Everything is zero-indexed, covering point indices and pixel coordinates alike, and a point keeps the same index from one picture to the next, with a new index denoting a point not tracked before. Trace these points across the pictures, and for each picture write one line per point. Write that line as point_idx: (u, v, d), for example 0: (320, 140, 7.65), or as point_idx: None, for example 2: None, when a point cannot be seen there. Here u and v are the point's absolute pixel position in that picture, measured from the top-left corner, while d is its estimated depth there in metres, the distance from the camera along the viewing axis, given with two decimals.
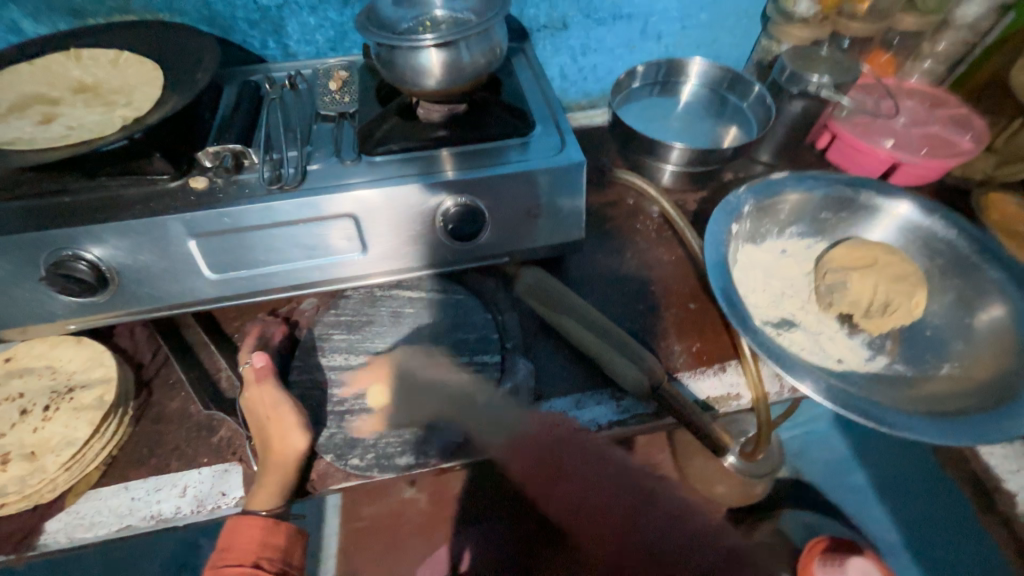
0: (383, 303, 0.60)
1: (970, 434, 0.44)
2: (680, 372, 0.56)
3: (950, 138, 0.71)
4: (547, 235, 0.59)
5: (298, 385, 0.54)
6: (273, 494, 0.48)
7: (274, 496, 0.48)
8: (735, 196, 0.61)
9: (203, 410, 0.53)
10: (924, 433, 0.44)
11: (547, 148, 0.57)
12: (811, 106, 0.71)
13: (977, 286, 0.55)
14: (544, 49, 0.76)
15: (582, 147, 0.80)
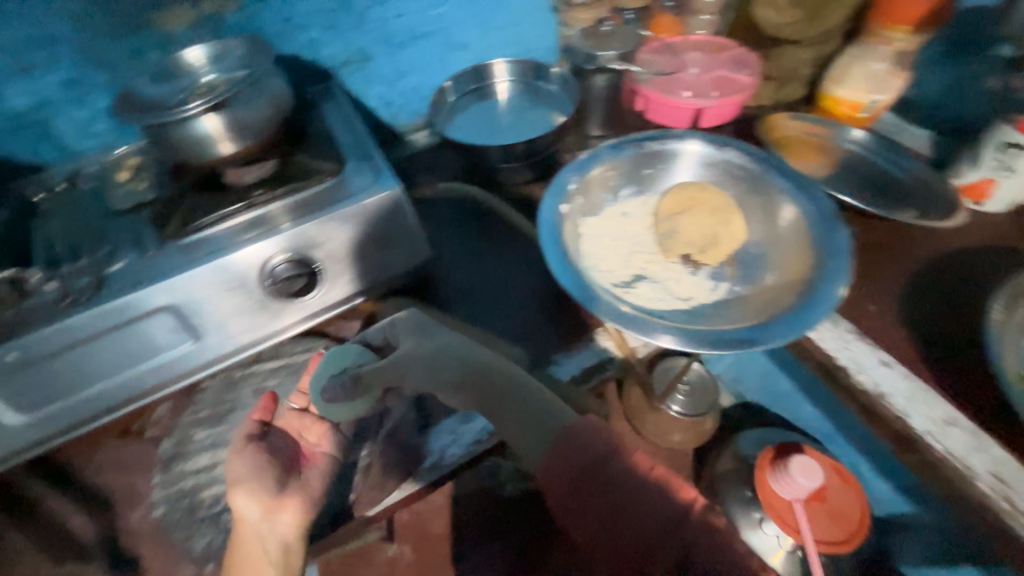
0: (244, 384, 0.57)
1: (788, 330, 0.49)
2: (555, 355, 0.57)
3: (733, 76, 0.80)
4: (392, 265, 0.59)
5: (167, 507, 0.50)
6: None
7: None
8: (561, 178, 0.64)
9: (55, 569, 0.47)
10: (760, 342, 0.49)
11: (363, 182, 0.57)
12: (611, 78, 0.77)
13: (774, 200, 0.62)
14: (355, 82, 0.76)
15: (425, 168, 0.81)
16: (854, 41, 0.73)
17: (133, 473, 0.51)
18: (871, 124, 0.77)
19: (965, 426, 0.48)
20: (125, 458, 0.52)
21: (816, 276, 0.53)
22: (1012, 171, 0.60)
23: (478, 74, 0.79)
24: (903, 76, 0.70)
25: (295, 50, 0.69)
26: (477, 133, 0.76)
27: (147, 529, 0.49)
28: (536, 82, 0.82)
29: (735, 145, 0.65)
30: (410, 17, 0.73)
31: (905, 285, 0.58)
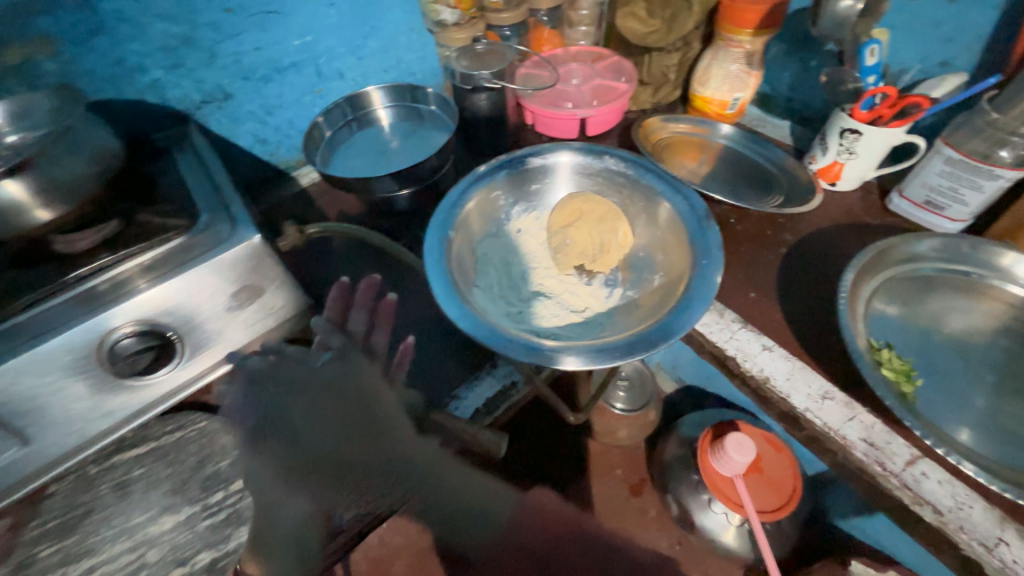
0: (100, 482, 0.48)
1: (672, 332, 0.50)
2: (456, 390, 0.61)
3: (612, 84, 0.83)
4: (266, 318, 0.54)
5: None
6: None
7: None
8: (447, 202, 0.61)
9: None
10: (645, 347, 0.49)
11: (218, 233, 0.51)
12: (493, 96, 0.77)
13: (653, 202, 0.64)
14: (219, 123, 0.70)
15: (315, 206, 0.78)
16: (711, 44, 0.78)
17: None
18: (739, 119, 0.82)
19: (839, 397, 0.51)
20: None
21: (692, 274, 0.54)
22: (855, 154, 0.64)
23: (352, 104, 0.76)
24: (756, 74, 0.75)
25: (137, 94, 0.62)
26: (361, 165, 0.73)
27: None
28: (416, 105, 0.79)
29: (612, 152, 0.66)
30: (269, 49, 0.68)
31: (777, 269, 0.63)
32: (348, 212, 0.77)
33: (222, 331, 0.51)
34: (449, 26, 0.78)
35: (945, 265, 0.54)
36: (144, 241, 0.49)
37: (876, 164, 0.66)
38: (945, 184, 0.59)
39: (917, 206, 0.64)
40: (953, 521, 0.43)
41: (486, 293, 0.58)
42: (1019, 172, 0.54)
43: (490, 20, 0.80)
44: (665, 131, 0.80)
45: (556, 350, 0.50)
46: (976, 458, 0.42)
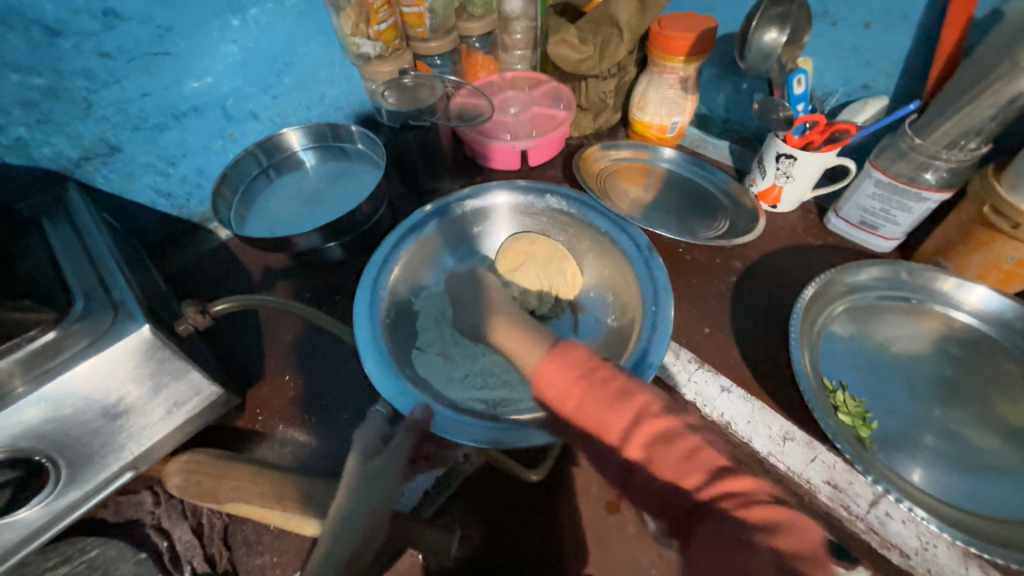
0: None
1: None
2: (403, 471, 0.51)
3: (551, 112, 0.80)
4: (171, 412, 0.46)
5: None
6: None
7: None
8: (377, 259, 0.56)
9: None
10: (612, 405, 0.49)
11: (95, 327, 0.42)
12: (427, 133, 0.72)
13: (599, 240, 0.61)
14: (109, 179, 0.61)
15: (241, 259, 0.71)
16: (645, 69, 0.77)
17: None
18: (679, 141, 0.81)
19: (799, 438, 0.50)
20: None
21: (642, 322, 0.52)
22: (791, 178, 0.64)
23: (267, 150, 0.68)
24: (692, 99, 0.75)
25: None
26: (282, 218, 0.66)
27: None
28: (341, 144, 0.73)
29: (553, 190, 0.63)
30: (162, 95, 0.60)
31: (727, 301, 0.61)
32: (274, 267, 0.70)
33: (115, 437, 0.43)
34: (371, 58, 0.72)
35: (888, 292, 0.55)
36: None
37: (811, 187, 0.66)
38: (878, 206, 0.60)
39: (854, 227, 0.64)
40: (920, 565, 0.42)
41: (428, 356, 0.54)
42: (945, 194, 0.55)
43: (417, 49, 0.75)
44: (608, 159, 0.78)
45: (502, 429, 0.45)
46: (934, 500, 0.42)
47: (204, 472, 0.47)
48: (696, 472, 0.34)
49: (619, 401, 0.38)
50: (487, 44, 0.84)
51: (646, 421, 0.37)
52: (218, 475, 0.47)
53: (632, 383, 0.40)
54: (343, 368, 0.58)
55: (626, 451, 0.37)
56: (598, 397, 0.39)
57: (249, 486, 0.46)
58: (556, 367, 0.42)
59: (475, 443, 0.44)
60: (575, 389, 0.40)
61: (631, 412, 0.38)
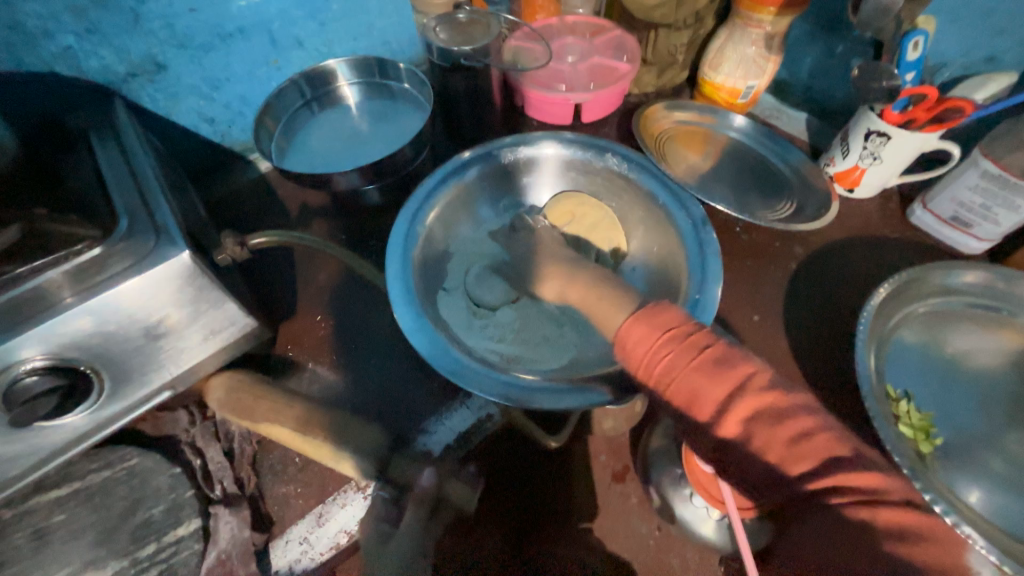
0: (12, 528, 0.43)
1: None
2: (426, 422, 0.51)
3: (611, 64, 0.73)
4: (204, 339, 0.47)
5: None
6: None
7: None
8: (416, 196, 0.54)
9: None
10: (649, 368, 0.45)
11: (134, 246, 0.41)
12: (476, 76, 0.67)
13: (654, 211, 0.56)
14: (154, 99, 0.60)
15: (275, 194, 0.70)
16: (727, 20, 0.68)
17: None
18: (750, 108, 0.74)
19: None
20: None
21: (684, 304, 0.48)
22: (879, 159, 0.57)
23: (311, 79, 0.65)
24: (775, 60, 0.66)
25: (45, 65, 0.52)
26: (321, 155, 0.64)
27: None
28: (387, 81, 0.69)
29: (613, 149, 0.58)
30: (208, 12, 0.57)
31: (782, 290, 0.57)
32: (311, 205, 0.69)
33: (154, 357, 0.44)
34: None
35: (978, 302, 0.49)
36: (44, 253, 0.39)
37: (900, 171, 0.59)
38: (977, 201, 0.53)
39: (941, 221, 0.57)
40: None
41: (454, 301, 0.53)
42: None
43: None
44: (670, 121, 0.72)
45: (525, 383, 0.44)
46: (991, 526, 0.38)
47: (250, 397, 0.48)
48: (805, 458, 0.29)
49: (718, 368, 0.33)
50: None
51: (747, 395, 0.31)
52: (259, 401, 0.47)
53: (733, 351, 0.34)
54: (373, 314, 0.58)
55: (722, 416, 0.32)
56: (694, 366, 0.33)
57: (278, 415, 0.46)
58: (644, 328, 0.36)
59: (498, 397, 0.43)
60: (661, 351, 0.35)
61: (733, 381, 0.32)
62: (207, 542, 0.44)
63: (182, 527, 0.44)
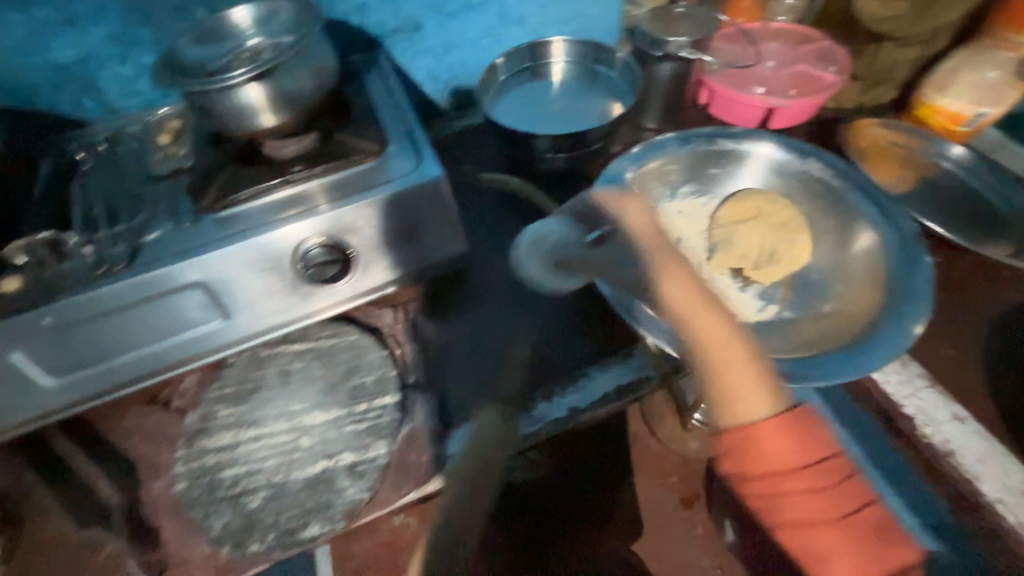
0: (268, 364, 0.55)
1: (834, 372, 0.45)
2: (587, 367, 0.54)
3: (816, 73, 0.72)
4: (426, 253, 0.56)
5: (184, 482, 0.48)
6: None
7: None
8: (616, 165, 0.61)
9: (83, 528, 0.47)
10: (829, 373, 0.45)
11: (402, 166, 0.53)
12: (679, 66, 0.70)
13: (851, 220, 0.56)
14: (403, 54, 0.72)
15: (466, 146, 0.77)
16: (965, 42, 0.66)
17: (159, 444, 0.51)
18: (971, 139, 0.68)
19: None
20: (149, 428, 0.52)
21: (879, 320, 0.48)
22: None
23: (533, 51, 0.74)
24: (1019, 87, 0.61)
25: (344, 14, 0.65)
26: (525, 117, 0.72)
27: (167, 500, 0.48)
28: (597, 66, 0.75)
29: (820, 157, 0.59)
30: None
31: (981, 333, 0.53)
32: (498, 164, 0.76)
33: (390, 258, 0.54)
34: None
35: None
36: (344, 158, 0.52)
37: None
38: None
39: None
40: None
41: None
42: None
43: None
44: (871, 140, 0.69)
45: None
46: None
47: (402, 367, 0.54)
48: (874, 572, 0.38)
49: (836, 490, 0.39)
50: None
51: (867, 516, 0.39)
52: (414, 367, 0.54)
53: (847, 472, 0.40)
54: (547, 265, 0.62)
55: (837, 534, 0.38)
56: (805, 488, 0.39)
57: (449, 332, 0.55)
58: (784, 423, 0.40)
59: (672, 349, 0.46)
60: (779, 448, 0.39)
61: (837, 513, 0.39)
62: (404, 415, 0.50)
63: (384, 397, 0.51)
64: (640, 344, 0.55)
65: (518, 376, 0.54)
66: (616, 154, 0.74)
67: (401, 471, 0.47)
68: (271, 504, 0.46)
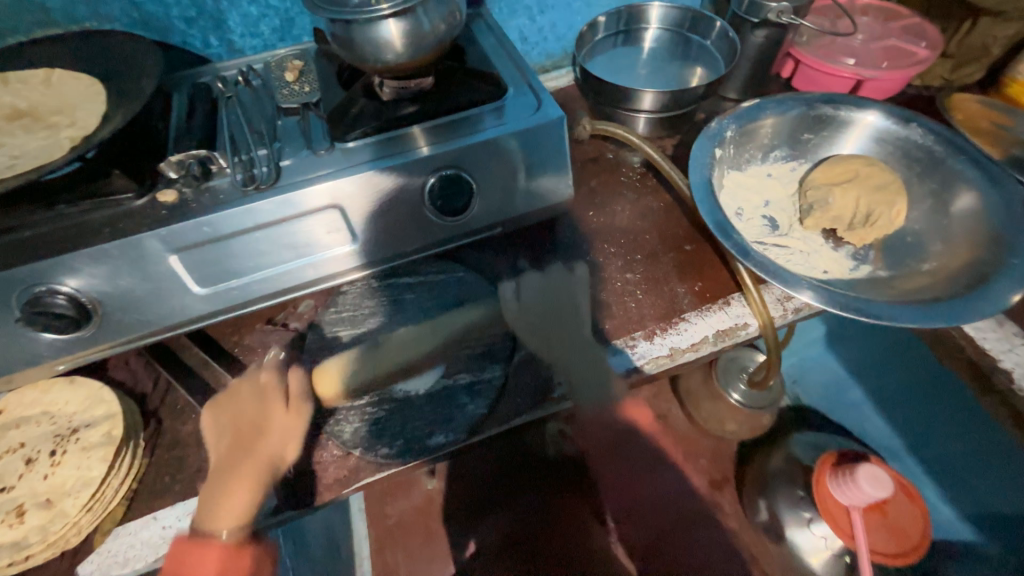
0: (381, 293, 0.58)
1: (949, 315, 0.46)
2: (687, 313, 0.56)
3: (907, 48, 0.73)
4: (537, 197, 0.58)
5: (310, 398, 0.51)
6: (235, 506, 0.46)
7: (235, 508, 0.46)
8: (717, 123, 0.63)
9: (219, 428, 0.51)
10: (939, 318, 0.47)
11: (523, 109, 0.56)
12: (774, 34, 0.69)
13: (952, 186, 0.58)
14: (500, 11, 0.74)
15: None
16: None
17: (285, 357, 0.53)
18: None
19: None
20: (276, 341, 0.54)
21: (993, 272, 0.49)
22: None
23: (631, 15, 0.76)
24: None
25: None
26: (616, 76, 0.74)
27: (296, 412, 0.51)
28: (690, 35, 0.77)
29: (921, 123, 0.61)
30: None
31: None
32: None
33: (505, 198, 0.56)
34: None
35: None
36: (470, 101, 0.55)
37: None
38: None
39: None
40: None
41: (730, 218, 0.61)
42: None
43: None
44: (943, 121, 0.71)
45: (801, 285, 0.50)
46: None
47: (519, 284, 0.58)
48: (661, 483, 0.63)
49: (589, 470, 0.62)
50: None
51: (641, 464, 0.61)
52: (548, 279, 0.59)
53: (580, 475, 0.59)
54: (639, 221, 0.65)
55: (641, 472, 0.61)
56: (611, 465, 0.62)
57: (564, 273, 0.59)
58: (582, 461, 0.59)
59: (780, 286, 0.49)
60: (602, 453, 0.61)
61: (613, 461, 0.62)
62: (516, 344, 0.54)
63: (497, 327, 0.55)
64: (737, 295, 0.57)
65: (619, 318, 0.56)
66: (701, 120, 0.75)
67: (517, 391, 0.51)
68: (396, 415, 0.50)
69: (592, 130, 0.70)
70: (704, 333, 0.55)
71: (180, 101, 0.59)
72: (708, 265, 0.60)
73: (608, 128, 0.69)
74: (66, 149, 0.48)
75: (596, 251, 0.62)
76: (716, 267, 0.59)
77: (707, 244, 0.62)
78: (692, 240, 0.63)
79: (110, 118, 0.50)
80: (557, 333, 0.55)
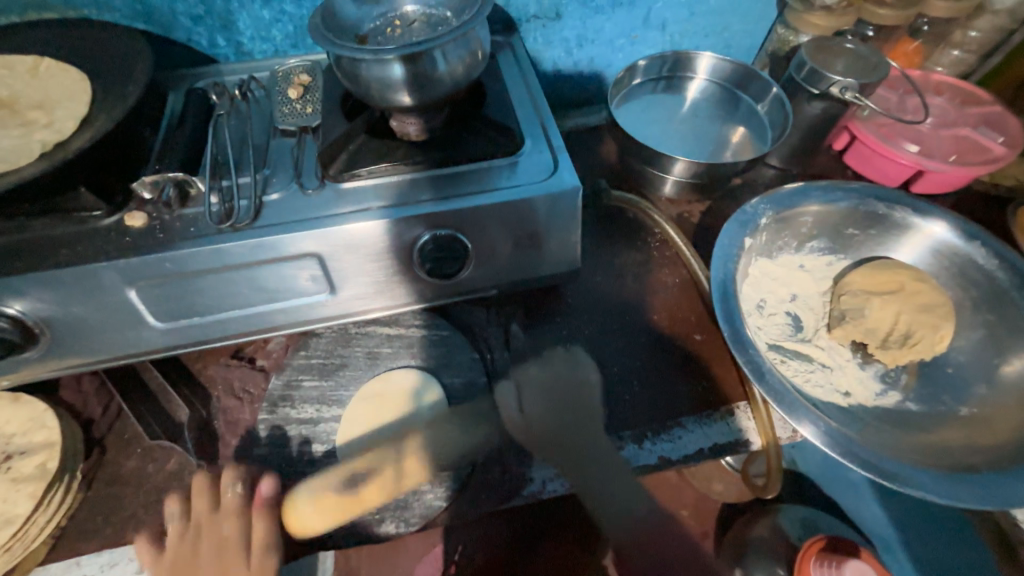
0: (357, 343, 0.54)
1: (978, 494, 0.41)
2: (684, 417, 0.50)
3: (981, 141, 0.65)
4: (541, 264, 0.52)
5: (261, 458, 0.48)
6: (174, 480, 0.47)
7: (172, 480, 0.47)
8: (752, 206, 0.58)
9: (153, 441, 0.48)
10: (970, 498, 0.41)
11: (539, 169, 0.50)
12: (833, 108, 0.62)
13: (1010, 325, 0.52)
14: (535, 41, 0.68)
15: (573, 146, 0.73)
16: None
17: (243, 389, 0.52)
18: None
19: None
20: (239, 395, 0.51)
21: None
22: None
23: (677, 61, 0.70)
24: None
25: None
26: (647, 127, 0.67)
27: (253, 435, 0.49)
28: (738, 92, 0.70)
29: (989, 242, 0.55)
30: None
31: None
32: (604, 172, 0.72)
33: (503, 261, 0.50)
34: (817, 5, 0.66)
35: None
36: (483, 152, 0.50)
37: None
38: None
39: None
40: None
41: (752, 317, 0.55)
42: None
43: (866, 12, 0.67)
44: (1004, 230, 0.64)
45: (817, 422, 0.44)
46: None
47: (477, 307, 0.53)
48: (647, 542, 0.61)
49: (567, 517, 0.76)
50: (933, 32, 0.71)
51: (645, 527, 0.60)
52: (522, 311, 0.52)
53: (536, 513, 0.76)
54: (650, 297, 0.59)
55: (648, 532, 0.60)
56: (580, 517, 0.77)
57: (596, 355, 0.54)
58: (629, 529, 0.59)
59: (789, 419, 0.43)
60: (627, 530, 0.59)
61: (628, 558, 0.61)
62: (491, 427, 0.50)
63: (474, 404, 0.51)
64: (742, 405, 0.51)
65: (610, 412, 0.51)
66: (735, 187, 0.69)
67: (482, 485, 0.47)
68: (348, 490, 0.47)
69: (611, 196, 0.66)
70: (699, 446, 0.49)
71: (173, 105, 0.55)
72: (714, 364, 0.54)
73: (629, 196, 0.65)
74: (33, 154, 0.44)
75: (597, 326, 0.56)
76: (725, 367, 0.53)
77: (718, 336, 0.56)
78: (703, 327, 0.57)
79: (88, 123, 0.46)
80: (543, 371, 0.53)
